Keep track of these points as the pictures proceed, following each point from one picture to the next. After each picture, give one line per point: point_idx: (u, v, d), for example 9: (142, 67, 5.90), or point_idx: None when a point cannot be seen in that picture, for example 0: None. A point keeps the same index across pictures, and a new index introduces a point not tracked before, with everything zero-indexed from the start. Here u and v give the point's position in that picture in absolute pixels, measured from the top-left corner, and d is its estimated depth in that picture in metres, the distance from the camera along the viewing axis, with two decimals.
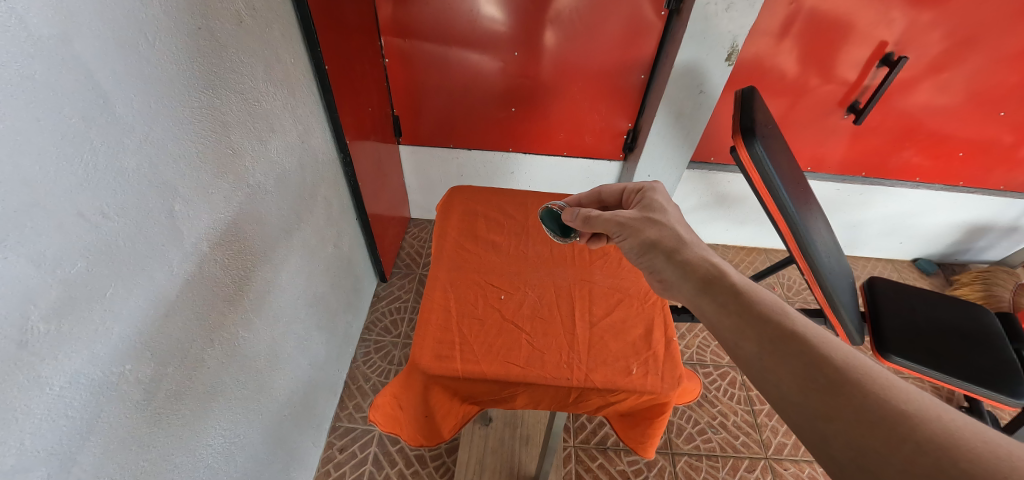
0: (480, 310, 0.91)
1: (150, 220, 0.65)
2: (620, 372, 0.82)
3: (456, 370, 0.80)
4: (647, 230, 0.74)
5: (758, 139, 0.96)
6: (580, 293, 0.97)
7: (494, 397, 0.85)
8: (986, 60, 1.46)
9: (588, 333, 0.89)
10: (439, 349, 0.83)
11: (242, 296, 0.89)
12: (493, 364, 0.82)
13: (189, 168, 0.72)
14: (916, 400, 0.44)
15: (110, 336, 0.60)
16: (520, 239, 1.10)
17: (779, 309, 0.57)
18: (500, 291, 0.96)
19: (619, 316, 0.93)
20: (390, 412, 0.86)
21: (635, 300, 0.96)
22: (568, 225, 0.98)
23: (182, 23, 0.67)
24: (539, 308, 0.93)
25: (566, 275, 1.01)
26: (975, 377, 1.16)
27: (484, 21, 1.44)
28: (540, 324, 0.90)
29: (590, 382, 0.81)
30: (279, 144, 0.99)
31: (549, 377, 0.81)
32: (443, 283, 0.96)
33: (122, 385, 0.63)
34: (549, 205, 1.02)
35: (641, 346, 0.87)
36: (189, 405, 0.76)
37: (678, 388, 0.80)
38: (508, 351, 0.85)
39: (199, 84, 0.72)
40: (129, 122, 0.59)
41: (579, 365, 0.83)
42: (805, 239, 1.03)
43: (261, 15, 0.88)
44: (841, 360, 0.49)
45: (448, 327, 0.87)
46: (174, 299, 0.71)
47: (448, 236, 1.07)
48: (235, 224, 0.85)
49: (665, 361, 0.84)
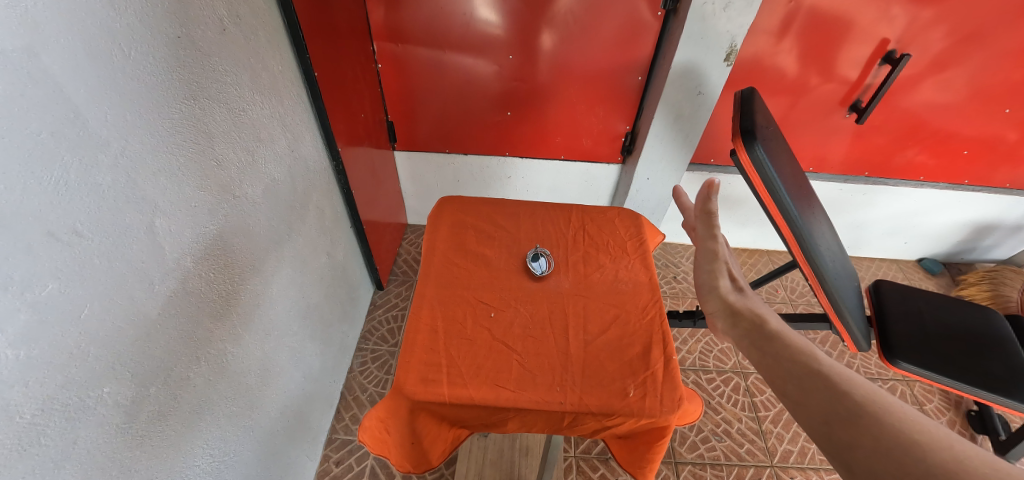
0: (469, 330, 0.89)
1: (129, 237, 0.63)
2: (616, 394, 0.80)
3: (442, 394, 0.78)
4: (721, 276, 0.75)
5: (758, 141, 0.92)
6: (575, 308, 0.95)
7: (484, 422, 0.82)
8: (990, 57, 1.43)
9: (582, 352, 0.86)
10: (425, 372, 0.81)
11: (230, 310, 0.86)
12: (480, 388, 0.79)
13: (171, 182, 0.69)
14: (932, 430, 0.41)
15: (87, 359, 0.58)
16: (511, 251, 1.07)
17: (810, 352, 0.55)
18: (490, 308, 0.93)
19: (616, 334, 0.90)
20: (378, 435, 0.81)
21: (632, 316, 0.94)
22: (541, 266, 1.01)
23: (159, 32, 0.65)
24: (530, 326, 0.91)
25: (560, 289, 0.98)
26: (985, 382, 1.13)
27: (478, 25, 1.42)
28: (532, 344, 0.87)
29: (584, 406, 0.78)
30: (267, 154, 0.97)
31: (540, 401, 0.78)
32: (430, 300, 0.93)
33: (101, 410, 0.61)
34: (539, 249, 1.06)
35: (638, 366, 0.84)
36: (174, 426, 0.74)
37: (678, 411, 0.78)
38: (497, 372, 0.82)
39: (180, 93, 0.70)
40: (104, 136, 0.57)
41: (572, 388, 0.80)
42: (808, 244, 1.00)
43: (246, 22, 0.85)
44: (862, 394, 0.47)
45: (435, 348, 0.85)
46: (156, 317, 0.69)
47: (436, 249, 1.05)
48: (220, 238, 0.82)
49: (663, 382, 0.82)
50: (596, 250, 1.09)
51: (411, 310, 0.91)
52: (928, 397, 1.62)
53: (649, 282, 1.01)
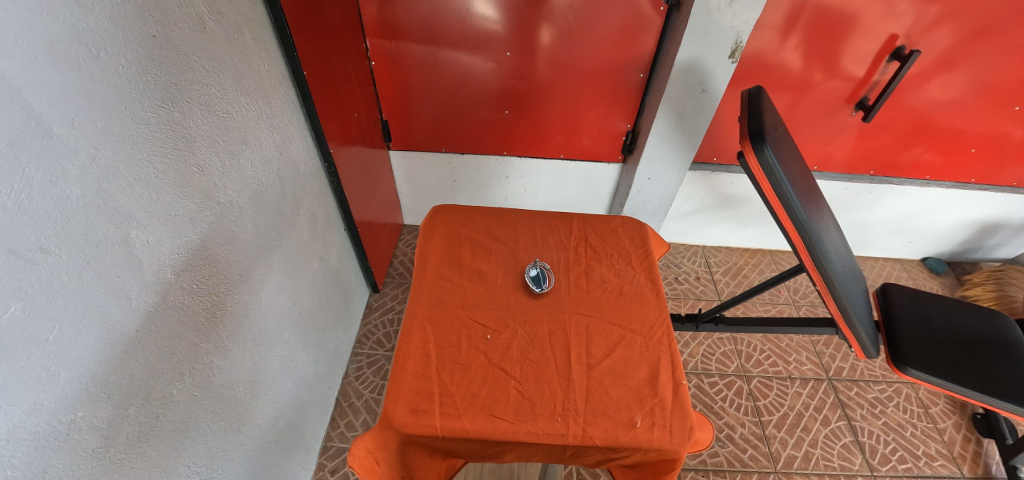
0: (463, 354, 0.85)
1: (101, 251, 0.59)
2: (622, 425, 0.77)
3: (435, 427, 0.74)
4: None
5: (767, 143, 0.88)
6: (576, 329, 0.91)
7: (481, 453, 0.80)
8: (1001, 53, 1.39)
9: (585, 378, 0.83)
10: (416, 402, 0.77)
11: (216, 322, 0.83)
12: (475, 420, 0.76)
13: (148, 191, 0.66)
14: None
15: (56, 382, 0.54)
16: (509, 265, 1.03)
17: None
18: (485, 330, 0.90)
19: (621, 357, 0.87)
20: (370, 467, 0.74)
21: (638, 337, 0.90)
22: (540, 284, 0.98)
23: (132, 32, 0.61)
24: (528, 350, 0.87)
25: (561, 307, 0.95)
26: (999, 390, 1.10)
27: (475, 20, 1.37)
28: (530, 369, 0.84)
29: (587, 439, 0.75)
30: (254, 158, 0.92)
31: (539, 434, 0.75)
32: (422, 320, 0.90)
33: (74, 435, 0.57)
34: (539, 264, 1.02)
35: (645, 392, 0.81)
36: (156, 446, 0.71)
37: (688, 442, 0.75)
38: (493, 401, 0.78)
39: (156, 97, 0.66)
40: (71, 145, 0.53)
41: (574, 418, 0.77)
42: (817, 251, 0.96)
43: (228, 20, 0.81)
44: None
45: (427, 375, 0.81)
46: (134, 335, 0.65)
47: (429, 264, 1.01)
48: (204, 248, 0.78)
49: (672, 410, 0.79)
50: (598, 262, 1.05)
51: (401, 331, 0.88)
52: (934, 400, 1.60)
53: (656, 299, 0.98)
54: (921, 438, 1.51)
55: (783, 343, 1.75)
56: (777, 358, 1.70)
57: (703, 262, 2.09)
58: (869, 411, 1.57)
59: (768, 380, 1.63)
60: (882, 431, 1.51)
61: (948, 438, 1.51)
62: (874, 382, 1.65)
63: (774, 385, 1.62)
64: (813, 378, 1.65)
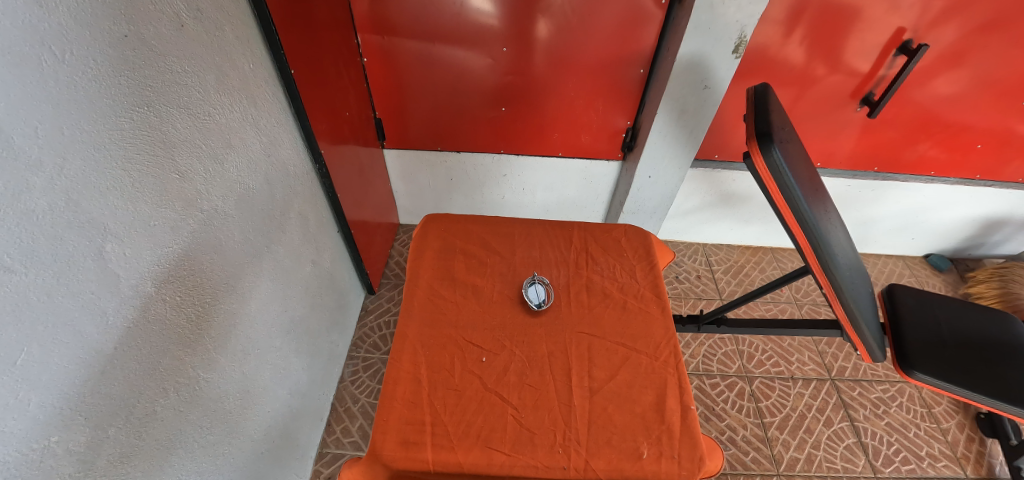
0: (456, 380, 0.82)
1: (72, 266, 0.55)
2: (629, 455, 0.75)
3: (427, 461, 0.72)
4: None
5: (775, 144, 0.85)
6: (578, 350, 0.88)
7: None
8: (1009, 47, 1.36)
9: (587, 404, 0.80)
10: (406, 433, 0.75)
11: (201, 335, 0.80)
12: (470, 452, 0.73)
13: (122, 200, 0.62)
14: None
15: (27, 409, 0.51)
16: (503, 279, 1.00)
17: None
18: (481, 352, 0.87)
19: (625, 379, 0.84)
20: None
21: (644, 357, 0.88)
22: (540, 299, 0.95)
23: (100, 31, 0.57)
24: (527, 373, 0.84)
25: (562, 327, 0.92)
26: (1010, 395, 1.07)
27: (470, 14, 1.33)
28: (529, 394, 0.81)
29: (590, 472, 0.73)
30: (239, 162, 0.89)
31: (540, 466, 0.73)
32: (412, 342, 0.87)
33: (48, 461, 0.54)
34: (535, 277, 0.99)
35: (651, 419, 0.79)
36: (140, 466, 0.68)
37: (697, 472, 0.74)
38: (490, 431, 0.76)
39: (130, 101, 0.62)
40: (35, 155, 0.50)
41: (577, 448, 0.75)
42: (825, 254, 0.94)
43: (208, 17, 0.77)
44: None
45: (418, 402, 0.79)
46: (112, 353, 0.62)
47: (421, 279, 0.98)
48: (187, 258, 0.75)
49: (680, 438, 0.77)
50: (599, 275, 1.02)
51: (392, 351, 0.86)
52: (937, 400, 1.59)
53: (661, 314, 0.95)
54: (924, 439, 1.49)
55: (784, 343, 1.73)
56: (779, 358, 1.68)
57: (704, 260, 2.06)
58: (872, 412, 1.55)
59: (770, 381, 1.61)
60: (885, 433, 1.50)
61: (951, 439, 1.50)
62: (877, 382, 1.63)
63: (776, 386, 1.60)
64: (815, 378, 1.63)
